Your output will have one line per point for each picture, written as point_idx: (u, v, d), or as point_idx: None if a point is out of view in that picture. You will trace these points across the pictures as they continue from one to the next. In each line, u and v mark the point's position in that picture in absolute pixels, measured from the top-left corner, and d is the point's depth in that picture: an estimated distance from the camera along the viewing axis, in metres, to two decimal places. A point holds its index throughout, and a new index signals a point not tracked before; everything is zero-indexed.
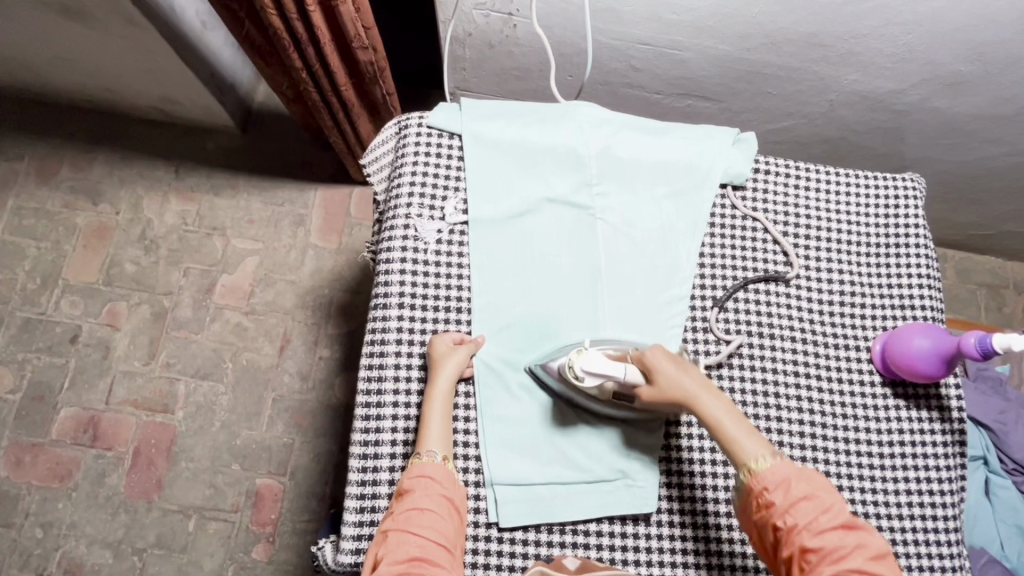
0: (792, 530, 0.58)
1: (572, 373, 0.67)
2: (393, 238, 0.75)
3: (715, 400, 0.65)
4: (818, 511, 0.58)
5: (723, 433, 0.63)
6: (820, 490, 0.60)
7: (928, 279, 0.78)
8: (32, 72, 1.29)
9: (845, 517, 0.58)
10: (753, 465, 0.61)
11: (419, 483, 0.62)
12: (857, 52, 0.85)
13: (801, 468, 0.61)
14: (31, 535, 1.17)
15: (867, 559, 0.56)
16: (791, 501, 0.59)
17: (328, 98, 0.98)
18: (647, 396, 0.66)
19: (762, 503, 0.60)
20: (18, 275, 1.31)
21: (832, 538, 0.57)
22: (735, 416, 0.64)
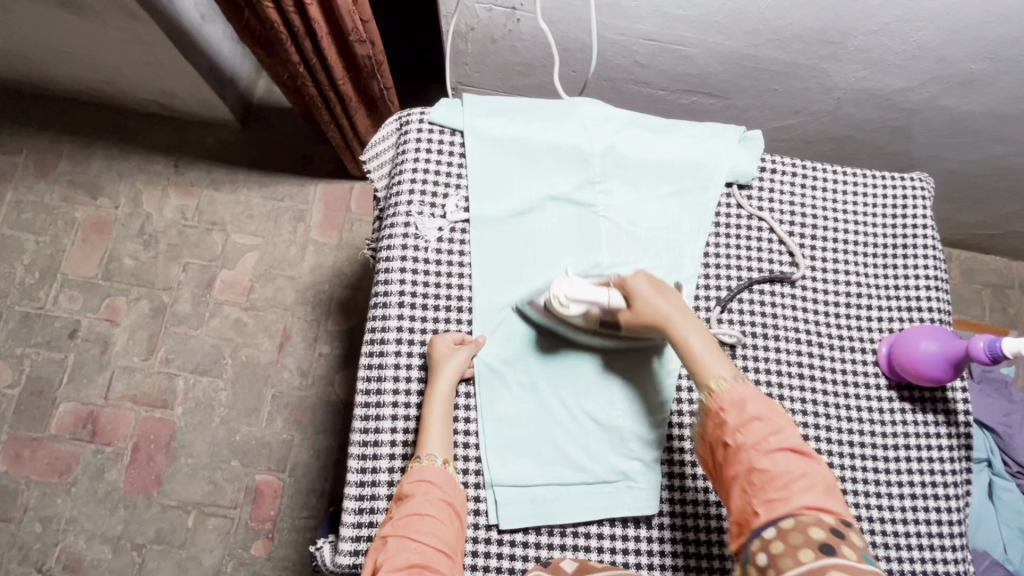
0: (740, 449, 0.58)
1: (556, 303, 0.67)
2: (393, 236, 0.74)
3: (689, 324, 0.65)
4: (768, 432, 0.58)
5: (693, 357, 0.64)
6: (774, 414, 0.59)
7: (936, 280, 0.77)
8: (30, 63, 1.28)
9: (797, 443, 0.58)
10: (713, 386, 0.62)
11: (419, 488, 0.61)
12: (866, 50, 0.84)
13: (761, 393, 0.61)
14: (30, 530, 1.17)
15: (820, 487, 0.56)
16: (744, 420, 0.59)
17: (326, 93, 0.97)
18: (626, 319, 0.67)
19: (717, 421, 0.61)
20: (17, 269, 1.30)
21: (779, 459, 0.57)
22: (709, 341, 0.64)
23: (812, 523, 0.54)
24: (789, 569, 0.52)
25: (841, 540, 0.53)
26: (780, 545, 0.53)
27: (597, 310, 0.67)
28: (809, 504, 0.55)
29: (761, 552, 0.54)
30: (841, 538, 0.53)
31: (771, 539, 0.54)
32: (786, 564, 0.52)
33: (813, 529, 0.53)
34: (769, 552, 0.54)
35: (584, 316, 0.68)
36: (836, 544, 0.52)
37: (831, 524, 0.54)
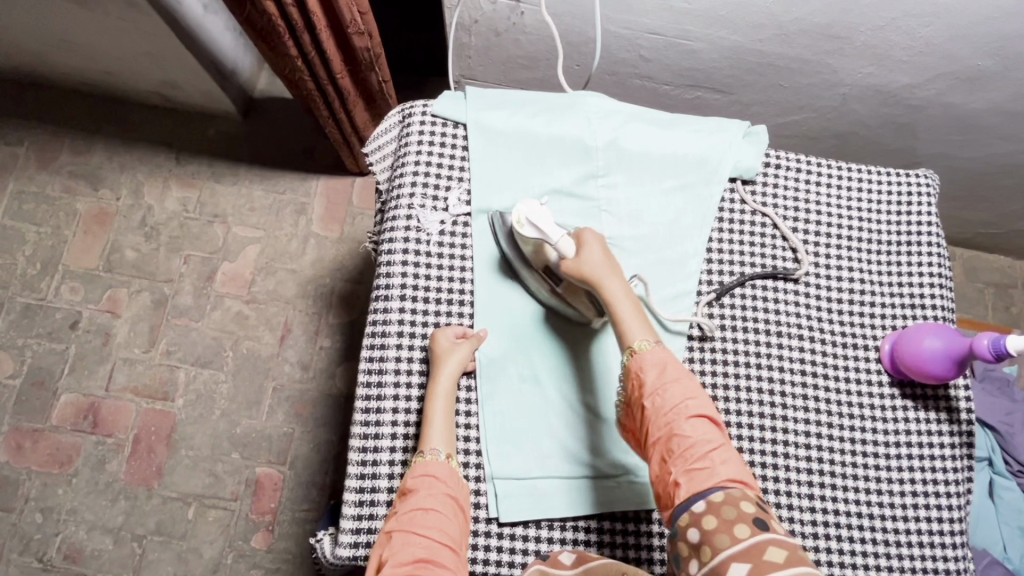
0: (658, 412, 0.60)
1: (515, 219, 0.68)
2: (395, 228, 0.74)
3: (619, 284, 0.66)
4: (684, 397, 0.60)
5: (619, 318, 0.65)
6: (689, 380, 0.62)
7: (940, 278, 0.76)
8: (31, 53, 1.27)
9: (712, 410, 0.60)
10: (635, 346, 0.64)
11: (423, 483, 0.61)
12: (871, 45, 0.83)
13: (676, 358, 0.64)
14: (31, 521, 1.18)
15: (736, 456, 0.58)
16: (661, 382, 0.61)
17: (323, 88, 0.97)
18: (565, 267, 0.67)
19: (636, 384, 0.62)
20: (18, 260, 1.30)
21: (697, 425, 0.58)
22: (635, 306, 0.66)
23: (740, 497, 0.55)
24: (725, 545, 0.52)
25: (767, 514, 0.54)
26: (712, 520, 0.54)
27: (549, 249, 0.68)
28: (731, 474, 0.56)
29: (692, 527, 0.54)
30: (766, 511, 0.55)
31: (703, 516, 0.54)
32: (722, 540, 0.52)
33: (743, 503, 0.54)
34: (701, 527, 0.54)
35: (536, 247, 0.69)
36: (764, 518, 0.54)
37: (757, 498, 0.55)
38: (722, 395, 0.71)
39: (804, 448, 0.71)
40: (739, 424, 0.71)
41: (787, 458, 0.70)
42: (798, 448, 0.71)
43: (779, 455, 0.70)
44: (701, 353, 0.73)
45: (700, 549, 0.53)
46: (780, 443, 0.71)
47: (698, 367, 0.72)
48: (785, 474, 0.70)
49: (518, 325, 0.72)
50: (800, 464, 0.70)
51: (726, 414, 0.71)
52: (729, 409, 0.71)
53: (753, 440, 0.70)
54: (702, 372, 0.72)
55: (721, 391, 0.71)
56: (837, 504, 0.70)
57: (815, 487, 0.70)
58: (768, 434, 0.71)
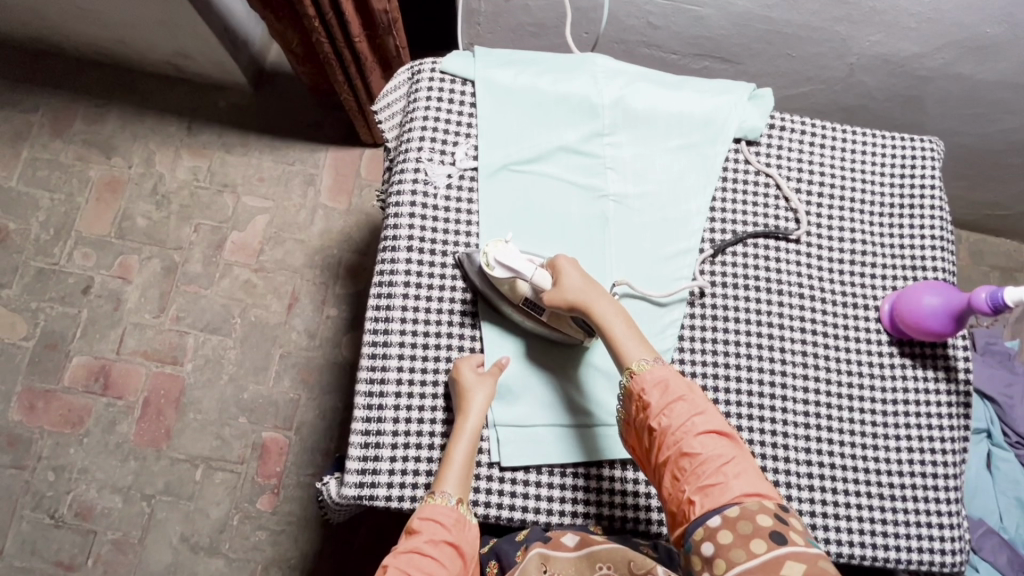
0: (666, 432, 0.60)
1: (483, 261, 0.68)
2: (403, 180, 0.75)
3: (606, 302, 0.66)
4: (692, 414, 0.61)
5: (614, 339, 0.65)
6: (694, 395, 0.62)
7: (942, 240, 0.77)
8: (46, 20, 1.29)
9: (720, 424, 0.61)
10: (634, 367, 0.64)
11: (427, 526, 0.61)
12: (880, 11, 0.83)
13: (677, 372, 0.64)
14: (43, 478, 1.20)
15: (749, 469, 0.59)
16: (667, 401, 0.61)
17: (340, 51, 0.97)
18: (547, 299, 0.67)
19: (640, 405, 0.62)
20: (32, 226, 1.32)
21: (706, 441, 0.59)
22: (626, 323, 0.66)
23: (756, 511, 0.55)
24: (740, 559, 0.53)
25: (786, 526, 0.55)
26: (729, 535, 0.54)
27: (522, 284, 0.68)
28: (745, 488, 0.57)
29: (708, 542, 0.55)
30: (785, 523, 0.55)
31: (718, 532, 0.55)
32: (737, 555, 0.53)
33: (760, 517, 0.55)
34: (715, 542, 0.55)
35: (509, 285, 0.68)
36: (783, 530, 0.54)
37: (774, 510, 0.56)
38: (721, 351, 0.73)
39: (802, 403, 0.72)
40: (738, 378, 0.72)
41: (783, 413, 0.72)
42: (796, 404, 0.72)
43: (777, 409, 0.72)
44: (701, 309, 0.74)
45: (714, 563, 0.54)
46: (777, 398, 0.72)
47: (698, 322, 0.73)
48: (781, 428, 0.71)
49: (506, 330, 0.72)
50: (798, 419, 0.72)
51: (726, 368, 0.72)
52: (728, 364, 0.72)
53: (751, 394, 0.72)
54: (702, 327, 0.73)
55: (720, 347, 0.73)
56: (833, 459, 0.71)
57: (812, 441, 0.71)
58: (766, 389, 0.72)
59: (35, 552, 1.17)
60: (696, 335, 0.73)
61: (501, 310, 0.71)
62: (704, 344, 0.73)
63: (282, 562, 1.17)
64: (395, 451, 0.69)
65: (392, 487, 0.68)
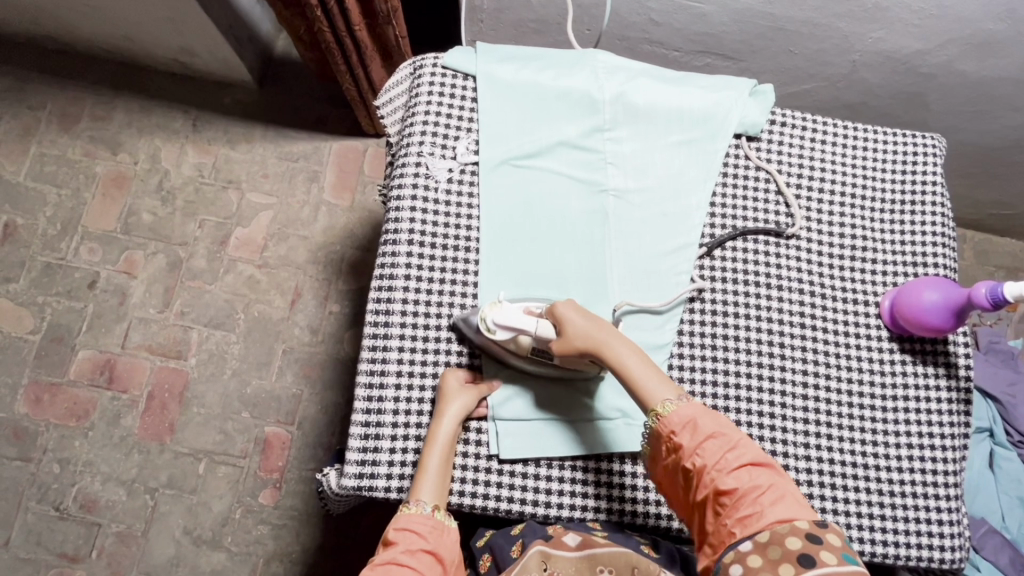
0: (701, 471, 0.58)
1: (483, 327, 0.68)
2: (404, 175, 0.76)
3: (617, 340, 0.65)
4: (725, 449, 0.58)
5: (634, 381, 0.64)
6: (726, 427, 0.59)
7: (944, 237, 0.77)
8: (54, 17, 1.30)
9: (756, 454, 0.58)
10: (658, 409, 0.61)
11: (404, 537, 0.61)
12: (883, 8, 0.83)
13: (707, 407, 0.61)
14: (49, 470, 1.21)
15: (788, 497, 0.55)
16: (699, 440, 0.59)
17: (342, 40, 0.98)
18: (557, 349, 0.66)
19: (672, 446, 0.60)
20: (39, 221, 1.33)
21: (741, 475, 0.56)
22: (642, 358, 0.65)
23: (787, 534, 0.53)
24: None
25: (818, 546, 0.52)
26: (758, 559, 0.52)
27: (526, 337, 0.67)
28: (781, 515, 0.54)
29: (738, 566, 0.53)
30: (818, 543, 0.52)
31: (749, 558, 0.53)
32: None
33: (790, 539, 0.52)
34: (745, 566, 0.53)
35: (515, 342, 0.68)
36: (814, 552, 0.51)
37: (806, 531, 0.53)
38: (721, 347, 0.73)
39: (801, 398, 0.72)
40: (738, 374, 0.72)
41: (783, 409, 0.72)
42: (795, 399, 0.72)
43: (777, 405, 0.72)
44: (701, 304, 0.74)
45: None
46: (777, 394, 0.72)
47: (698, 317, 0.73)
48: (780, 424, 0.71)
49: None
50: (797, 413, 0.72)
51: (725, 364, 0.72)
52: (727, 358, 0.72)
53: (751, 389, 0.72)
54: (702, 322, 0.73)
55: (720, 342, 0.73)
56: (832, 455, 0.71)
57: (811, 436, 0.71)
58: (765, 385, 0.72)
59: (40, 543, 1.18)
60: (695, 330, 0.73)
61: (509, 361, 0.71)
62: (703, 339, 0.73)
63: (283, 556, 1.18)
64: (394, 443, 0.69)
65: (391, 479, 0.69)
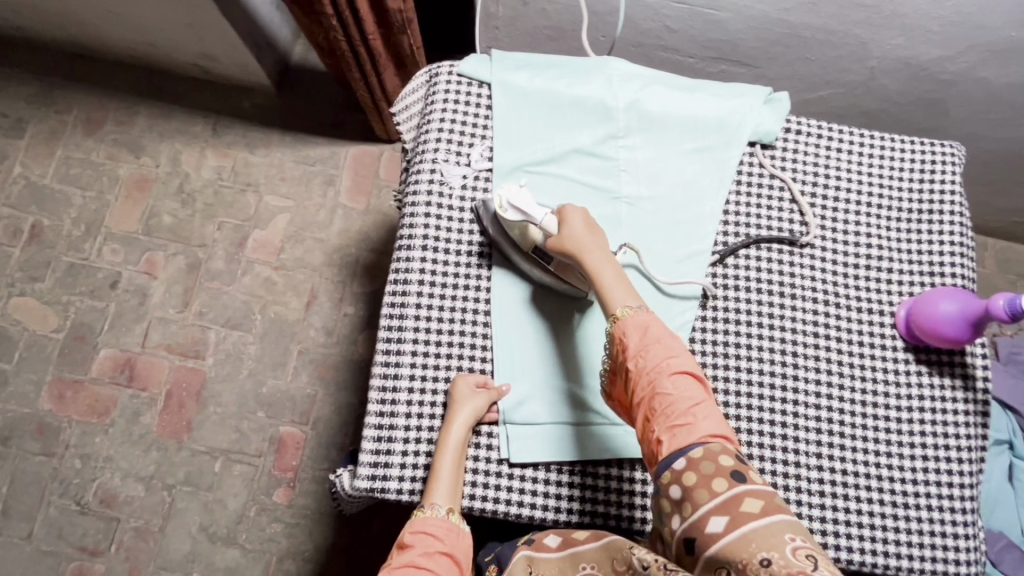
0: (641, 374, 0.60)
1: (496, 205, 0.70)
2: (419, 181, 0.77)
3: (601, 250, 0.67)
4: (665, 357, 0.60)
5: (603, 287, 0.65)
6: (672, 339, 0.62)
7: (962, 246, 0.76)
8: (81, 24, 1.33)
9: (695, 368, 0.61)
10: (618, 312, 0.63)
11: (420, 540, 0.62)
12: (902, 14, 0.82)
13: (662, 322, 0.64)
14: (70, 465, 1.25)
15: (718, 412, 0.58)
16: (644, 345, 0.61)
17: (356, 48, 1.00)
18: (552, 243, 0.68)
19: (619, 348, 0.62)
20: (65, 222, 1.37)
21: (677, 382, 0.59)
22: (620, 272, 0.67)
23: (719, 452, 0.55)
24: (705, 500, 0.53)
25: (746, 466, 0.55)
26: (692, 476, 0.54)
27: (533, 230, 0.71)
28: (711, 430, 0.57)
29: (675, 485, 0.55)
30: (744, 464, 0.55)
31: (682, 473, 0.55)
32: (701, 496, 0.53)
33: (721, 457, 0.55)
34: (682, 484, 0.54)
35: (521, 231, 0.71)
36: (743, 470, 0.54)
37: (735, 452, 0.56)
38: (733, 354, 0.72)
39: (814, 408, 0.72)
40: (750, 382, 0.72)
41: (795, 417, 0.71)
42: (808, 408, 0.72)
43: (788, 413, 0.71)
44: (714, 311, 0.74)
45: (683, 505, 0.54)
46: (789, 402, 0.72)
47: (710, 324, 0.73)
48: (792, 432, 0.71)
49: (514, 312, 0.73)
50: (809, 422, 0.71)
51: (738, 372, 0.72)
52: (739, 366, 0.72)
53: (762, 396, 0.71)
54: (714, 329, 0.73)
55: (732, 349, 0.73)
56: (845, 464, 0.70)
57: (824, 445, 0.71)
58: (777, 392, 0.72)
59: (61, 536, 1.21)
60: (707, 337, 0.73)
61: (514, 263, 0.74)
62: (716, 345, 0.73)
63: (296, 554, 1.20)
64: (406, 446, 0.70)
65: (403, 481, 0.69)
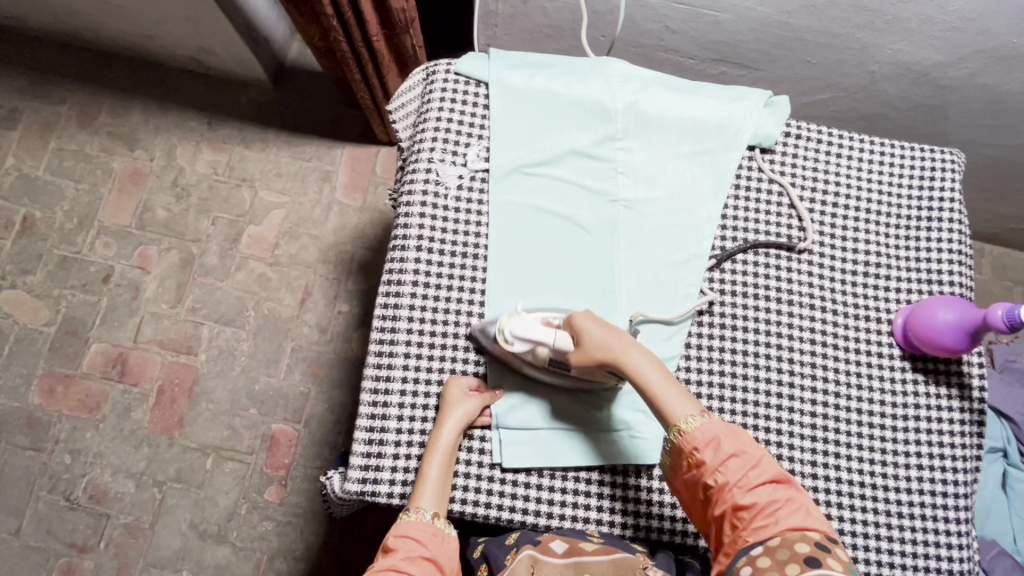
0: (723, 489, 0.58)
1: (502, 339, 0.66)
2: (414, 182, 0.76)
3: (635, 354, 0.65)
4: (748, 467, 0.58)
5: (657, 398, 0.63)
6: (749, 445, 0.60)
7: (960, 253, 0.75)
8: (76, 14, 1.32)
9: (775, 471, 0.59)
10: (682, 425, 0.61)
11: (403, 544, 0.61)
12: (904, 19, 0.82)
13: (730, 426, 0.62)
14: (60, 461, 1.23)
15: (802, 508, 0.57)
16: (721, 459, 0.59)
17: (358, 50, 0.99)
18: (575, 359, 0.65)
19: (694, 463, 0.60)
20: (57, 214, 1.36)
21: (761, 492, 0.57)
22: (663, 374, 0.64)
23: (796, 539, 0.55)
24: None
25: (825, 553, 0.54)
26: (766, 559, 0.54)
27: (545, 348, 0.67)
28: (793, 523, 0.56)
29: (748, 568, 0.54)
30: (825, 550, 0.54)
31: (758, 560, 0.54)
32: None
33: (798, 544, 0.54)
34: (754, 566, 0.54)
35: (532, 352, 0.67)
36: (821, 556, 0.53)
37: (815, 539, 0.55)
38: (729, 360, 0.72)
39: (809, 415, 0.71)
40: (745, 388, 0.71)
41: (791, 424, 0.71)
42: (803, 415, 0.71)
43: (784, 420, 0.71)
44: (710, 317, 0.73)
45: None
46: (785, 409, 0.71)
47: (706, 330, 0.73)
48: (788, 439, 0.70)
49: None
50: (804, 430, 0.71)
51: (733, 377, 0.71)
52: (735, 371, 0.72)
53: (758, 404, 0.71)
54: (710, 335, 0.73)
55: (728, 355, 0.72)
56: (840, 473, 0.70)
57: (819, 453, 0.70)
58: (773, 399, 0.71)
59: (50, 532, 1.20)
60: (702, 342, 0.72)
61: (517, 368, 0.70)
62: (712, 351, 0.72)
63: (287, 553, 1.19)
64: (397, 448, 0.69)
65: (393, 485, 0.69)
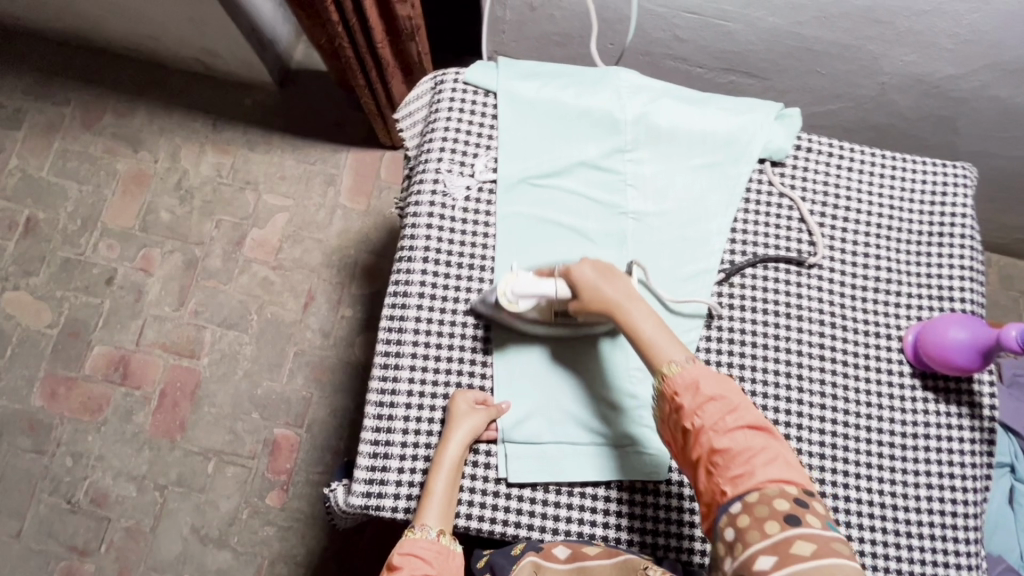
0: (700, 432, 0.58)
1: (505, 301, 0.67)
2: (421, 192, 0.75)
3: (634, 301, 0.65)
4: (725, 412, 0.58)
5: (646, 343, 0.63)
6: (728, 389, 0.60)
7: (971, 270, 0.75)
8: (81, 15, 1.31)
9: (756, 418, 0.58)
10: (666, 370, 0.61)
11: (408, 562, 0.61)
12: (917, 31, 0.81)
13: (714, 372, 0.61)
14: (61, 463, 1.23)
15: (781, 457, 0.56)
16: (700, 402, 0.59)
17: (363, 57, 0.98)
18: (574, 308, 0.66)
19: (674, 407, 0.60)
20: (61, 216, 1.35)
21: (738, 437, 0.57)
22: (657, 322, 0.64)
23: (776, 495, 0.54)
24: (755, 540, 0.52)
25: (804, 509, 0.53)
26: (746, 518, 0.53)
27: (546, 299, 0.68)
28: (772, 475, 0.55)
29: (729, 529, 0.54)
30: (804, 507, 0.53)
31: (738, 517, 0.54)
32: (753, 536, 0.52)
33: (777, 500, 0.53)
34: (735, 526, 0.54)
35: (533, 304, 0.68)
36: (800, 513, 0.53)
37: (794, 495, 0.54)
38: (737, 375, 0.71)
39: (818, 431, 0.70)
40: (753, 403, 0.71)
41: (799, 440, 0.70)
42: (812, 431, 0.70)
43: (792, 437, 0.70)
44: (718, 330, 0.72)
45: (735, 546, 0.53)
46: (793, 425, 0.70)
47: (715, 344, 0.72)
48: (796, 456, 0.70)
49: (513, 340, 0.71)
50: (813, 446, 0.70)
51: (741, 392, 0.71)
52: (743, 386, 0.71)
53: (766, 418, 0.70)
54: (719, 349, 0.72)
55: (736, 369, 0.71)
56: (848, 490, 0.69)
57: (828, 470, 0.69)
58: (781, 414, 0.71)
59: (51, 535, 1.20)
60: (711, 356, 0.72)
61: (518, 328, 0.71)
62: (720, 365, 0.71)
63: (288, 558, 1.18)
64: (403, 461, 0.69)
65: (398, 499, 0.68)
